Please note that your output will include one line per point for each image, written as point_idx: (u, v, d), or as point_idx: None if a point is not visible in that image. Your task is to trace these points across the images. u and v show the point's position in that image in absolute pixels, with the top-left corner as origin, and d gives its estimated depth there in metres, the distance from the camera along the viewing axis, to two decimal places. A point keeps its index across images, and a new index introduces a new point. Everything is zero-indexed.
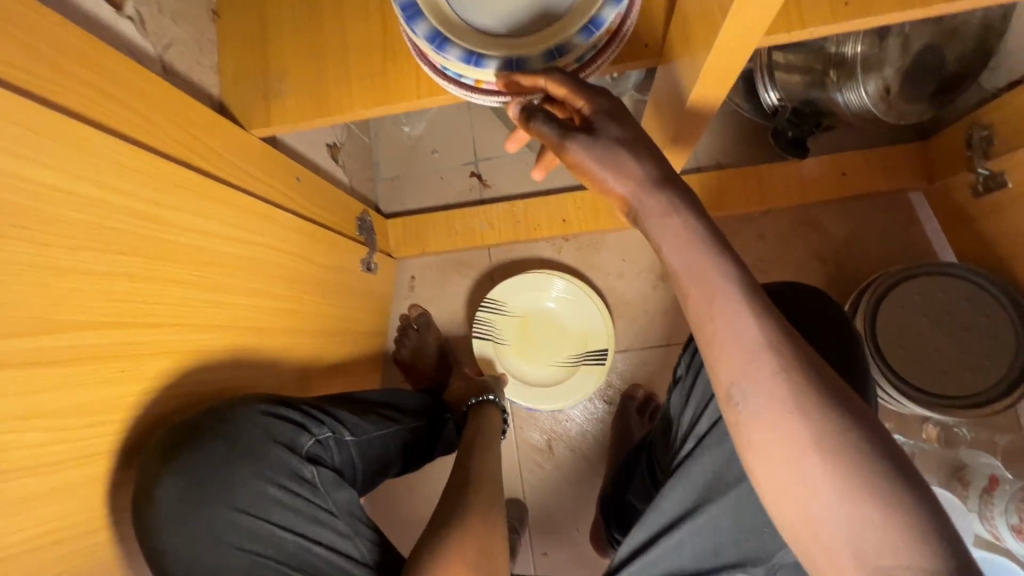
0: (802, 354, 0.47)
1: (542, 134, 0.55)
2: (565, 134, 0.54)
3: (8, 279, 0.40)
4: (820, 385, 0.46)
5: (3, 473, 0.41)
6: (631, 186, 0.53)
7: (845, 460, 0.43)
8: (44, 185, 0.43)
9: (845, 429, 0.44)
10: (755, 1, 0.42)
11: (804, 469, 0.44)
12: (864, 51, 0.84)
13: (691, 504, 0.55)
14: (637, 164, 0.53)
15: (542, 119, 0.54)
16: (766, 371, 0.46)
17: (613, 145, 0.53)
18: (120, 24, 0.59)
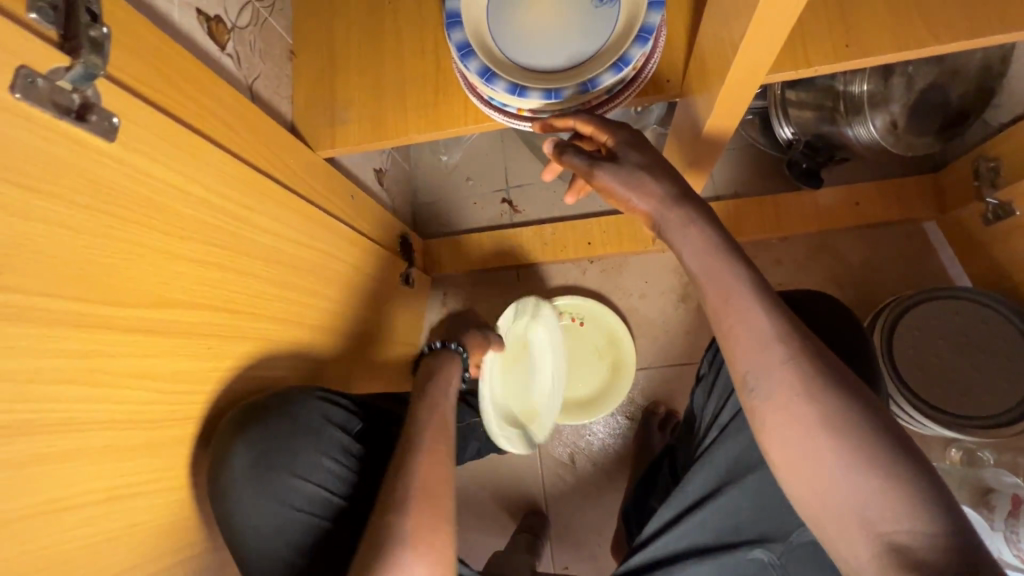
0: (808, 343, 0.54)
1: (572, 164, 0.63)
2: (593, 165, 0.62)
3: (139, 258, 0.49)
4: (824, 371, 0.52)
5: (118, 423, 0.48)
6: (654, 204, 0.60)
7: (848, 436, 0.49)
8: (169, 183, 0.52)
9: (847, 410, 0.50)
10: (762, 40, 0.49)
11: (811, 445, 0.50)
12: (869, 90, 0.92)
13: (712, 487, 0.60)
14: (659, 184, 0.60)
15: (572, 154, 0.63)
16: (776, 361, 0.53)
17: (636, 169, 0.60)
18: (223, 59, 0.70)
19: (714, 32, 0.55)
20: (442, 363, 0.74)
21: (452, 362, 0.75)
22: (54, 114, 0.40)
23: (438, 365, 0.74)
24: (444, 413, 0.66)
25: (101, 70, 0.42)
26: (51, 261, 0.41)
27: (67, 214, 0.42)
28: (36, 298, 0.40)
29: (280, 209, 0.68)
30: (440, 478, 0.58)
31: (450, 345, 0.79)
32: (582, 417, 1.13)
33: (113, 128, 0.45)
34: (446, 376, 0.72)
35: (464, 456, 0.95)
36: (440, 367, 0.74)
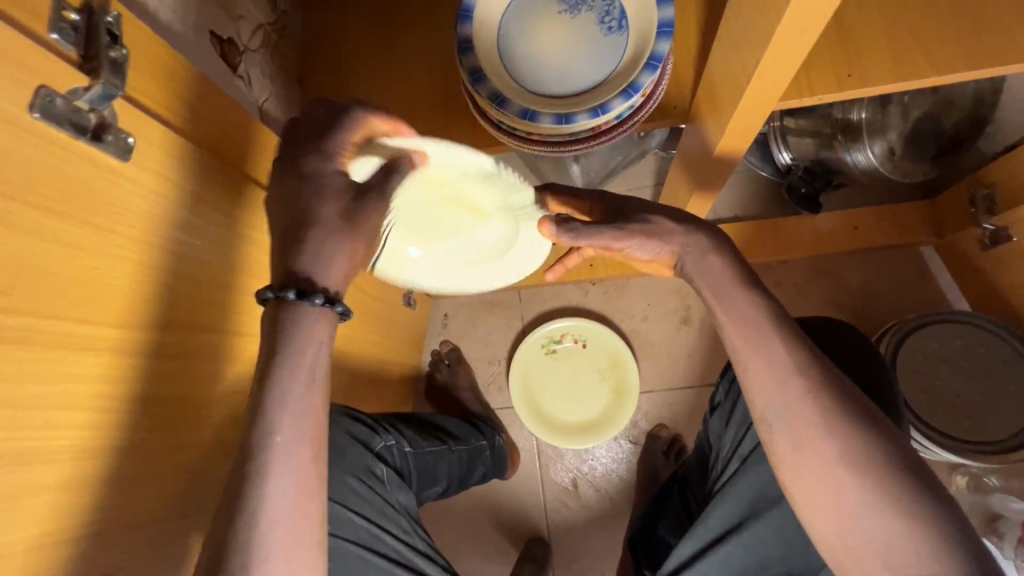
0: (830, 377, 0.53)
1: (591, 234, 0.59)
2: (611, 228, 0.59)
3: (144, 278, 0.48)
4: (847, 408, 0.51)
5: (117, 449, 0.47)
6: (674, 249, 0.61)
7: (870, 476, 0.48)
8: (176, 203, 0.51)
9: (869, 448, 0.49)
10: (773, 70, 0.50)
11: (832, 484, 0.50)
12: (866, 117, 0.95)
13: (737, 521, 0.59)
14: (668, 232, 0.61)
15: (583, 225, 0.59)
16: (795, 398, 0.52)
17: (640, 223, 0.60)
18: (235, 81, 0.70)
19: (722, 61, 0.57)
20: (292, 324, 0.51)
21: (312, 320, 0.52)
22: (71, 134, 0.40)
23: (285, 324, 0.51)
24: (302, 417, 0.51)
25: (118, 92, 0.42)
26: (60, 282, 0.40)
27: (78, 235, 0.41)
28: (41, 319, 0.39)
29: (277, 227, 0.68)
30: (294, 488, 0.50)
31: (293, 297, 0.51)
32: (588, 439, 1.12)
33: (128, 148, 0.45)
34: (302, 352, 0.51)
35: (472, 480, 0.93)
36: (291, 332, 0.51)
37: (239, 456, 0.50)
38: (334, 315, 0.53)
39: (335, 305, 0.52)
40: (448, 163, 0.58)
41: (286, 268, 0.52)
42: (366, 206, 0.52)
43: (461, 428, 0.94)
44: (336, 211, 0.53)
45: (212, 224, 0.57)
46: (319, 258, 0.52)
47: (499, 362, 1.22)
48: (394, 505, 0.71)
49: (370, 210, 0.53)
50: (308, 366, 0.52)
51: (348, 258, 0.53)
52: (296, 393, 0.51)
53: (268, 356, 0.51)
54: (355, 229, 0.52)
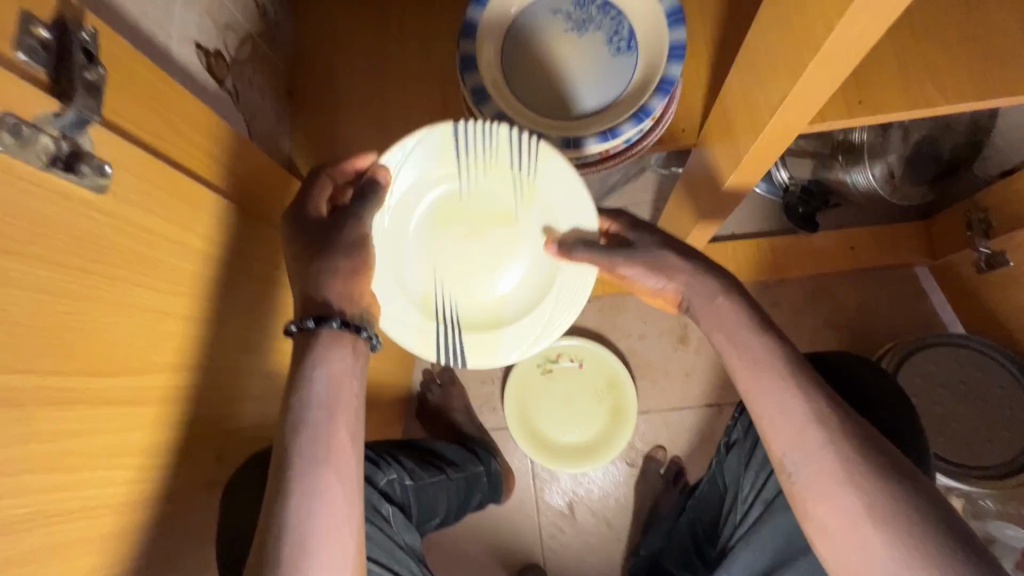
0: (850, 423, 0.51)
1: (583, 259, 0.62)
2: (609, 255, 0.60)
3: (123, 319, 0.44)
4: (870, 457, 0.49)
5: (90, 509, 0.42)
6: (678, 288, 0.59)
7: (896, 529, 0.46)
8: (158, 235, 0.47)
9: (896, 499, 0.47)
10: (799, 104, 0.48)
11: (861, 538, 0.47)
12: (867, 138, 0.94)
13: (766, 567, 0.61)
14: (676, 270, 0.59)
15: (581, 249, 0.62)
16: (814, 446, 0.51)
17: (650, 254, 0.60)
18: (221, 95, 0.65)
19: (740, 91, 0.55)
20: (312, 351, 0.54)
21: (330, 345, 0.54)
22: (39, 164, 0.36)
23: (311, 353, 0.54)
24: (325, 436, 0.52)
25: (94, 116, 0.38)
26: (25, 332, 0.36)
27: (48, 278, 0.37)
28: (3, 375, 0.35)
29: (264, 252, 0.64)
30: (333, 501, 0.50)
31: (310, 325, 0.54)
32: (585, 464, 1.09)
33: (106, 178, 0.40)
34: (317, 376, 0.53)
35: (468, 509, 0.89)
36: (309, 358, 0.54)
37: (271, 482, 0.51)
38: (366, 346, 0.57)
39: (356, 330, 0.55)
40: (425, 165, 0.62)
41: (308, 292, 0.55)
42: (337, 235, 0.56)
43: (458, 454, 0.90)
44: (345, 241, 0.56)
45: (196, 253, 0.52)
46: (324, 284, 0.55)
47: (493, 381, 1.18)
48: (403, 547, 0.66)
49: (342, 238, 0.56)
50: (326, 388, 0.53)
51: (351, 285, 0.55)
52: (317, 415, 0.52)
53: (290, 384, 0.53)
54: (338, 256, 0.55)
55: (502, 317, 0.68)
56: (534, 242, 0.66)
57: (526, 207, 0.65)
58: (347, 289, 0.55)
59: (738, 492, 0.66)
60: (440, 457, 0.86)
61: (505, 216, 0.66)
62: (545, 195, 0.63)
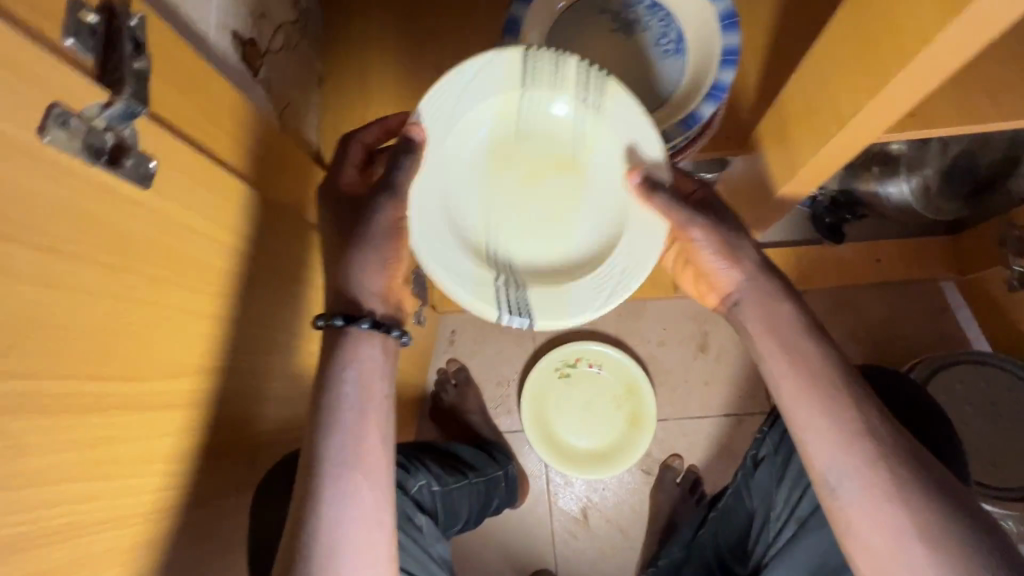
0: (901, 440, 0.50)
1: (662, 210, 0.51)
2: (688, 213, 0.52)
3: (161, 321, 0.42)
4: (919, 478, 0.48)
5: (127, 517, 0.41)
6: (740, 278, 0.56)
7: (946, 552, 0.45)
8: (197, 233, 0.45)
9: (948, 522, 0.46)
10: (870, 120, 0.47)
11: (907, 558, 0.46)
12: (906, 150, 0.91)
13: None
14: (741, 260, 0.56)
15: (665, 198, 0.51)
16: (862, 462, 0.49)
17: (727, 234, 0.55)
18: (256, 84, 0.63)
19: (804, 101, 0.53)
20: (341, 349, 0.52)
21: (359, 342, 0.52)
22: (86, 159, 0.33)
23: (346, 345, 0.52)
24: (354, 440, 0.50)
25: (142, 109, 0.36)
26: (68, 336, 0.34)
27: (92, 279, 0.35)
28: (45, 382, 0.33)
29: (293, 248, 0.62)
30: (365, 494, 0.50)
31: (340, 324, 0.52)
32: (601, 469, 1.08)
33: (149, 173, 0.38)
34: (346, 377, 0.51)
35: (487, 514, 0.88)
36: (338, 357, 0.52)
37: (300, 485, 0.50)
38: (394, 341, 0.54)
39: (387, 329, 0.53)
40: (480, 98, 0.52)
41: (335, 286, 0.54)
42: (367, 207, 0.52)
43: (478, 458, 0.88)
44: (377, 223, 0.52)
45: (231, 250, 0.50)
46: (351, 276, 0.53)
47: (508, 383, 1.17)
48: (436, 557, 0.65)
49: (372, 209, 0.52)
50: (354, 390, 0.51)
51: (383, 273, 0.54)
52: (345, 418, 0.51)
53: (317, 383, 0.52)
54: (366, 233, 0.53)
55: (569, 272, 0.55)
56: (605, 183, 0.54)
57: (596, 140, 0.54)
58: (379, 277, 0.53)
59: (770, 510, 0.65)
60: (460, 461, 0.84)
61: (572, 154, 0.54)
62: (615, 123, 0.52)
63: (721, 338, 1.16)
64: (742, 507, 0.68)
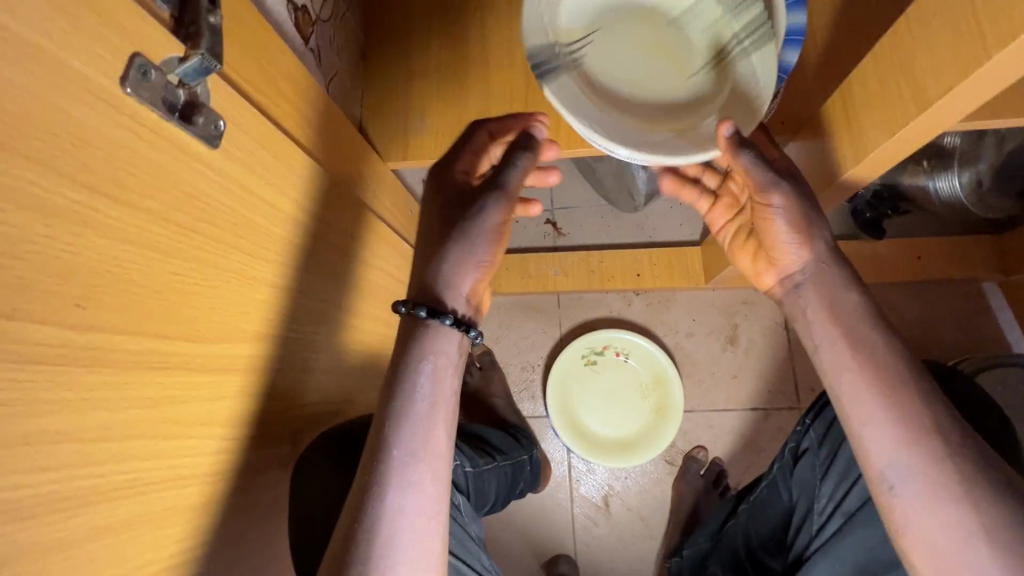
0: (968, 440, 0.48)
1: (746, 167, 0.52)
2: (773, 175, 0.53)
3: (222, 283, 0.42)
4: (987, 479, 0.46)
5: (185, 477, 0.41)
6: (809, 259, 0.56)
7: (1014, 558, 0.43)
8: (255, 197, 0.45)
9: (1017, 527, 0.44)
10: (953, 103, 0.45)
11: (970, 560, 0.45)
12: (960, 143, 0.88)
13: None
14: (815, 239, 0.55)
15: (752, 154, 0.51)
16: (926, 460, 0.47)
17: (807, 208, 0.54)
18: (305, 53, 0.62)
19: (877, 84, 0.51)
20: (418, 339, 0.53)
21: (437, 335, 0.53)
22: (164, 115, 0.33)
23: (421, 336, 0.54)
24: (424, 430, 0.52)
25: (216, 64, 0.35)
26: (140, 292, 0.34)
27: (162, 237, 0.35)
28: (118, 337, 0.33)
29: (334, 218, 0.62)
30: (429, 485, 0.51)
31: (423, 317, 0.53)
32: (629, 458, 1.07)
33: (217, 134, 0.38)
34: (424, 369, 0.53)
35: (513, 496, 0.88)
36: (415, 348, 0.53)
37: (364, 469, 0.51)
38: (465, 338, 0.55)
39: (467, 330, 0.55)
40: None
41: (424, 280, 0.55)
42: (476, 204, 0.55)
43: (504, 441, 0.88)
44: (486, 224, 0.55)
45: (282, 218, 0.50)
46: (445, 273, 0.54)
47: (533, 368, 1.17)
48: (472, 536, 0.63)
49: (480, 207, 0.55)
50: (429, 382, 0.53)
51: (475, 273, 0.55)
52: (418, 408, 0.52)
53: (391, 371, 0.53)
54: (468, 232, 0.55)
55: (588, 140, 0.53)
56: (695, 88, 0.55)
57: (713, 57, 0.56)
58: (470, 278, 0.55)
59: (812, 503, 0.63)
60: (487, 442, 0.85)
61: (694, 53, 0.56)
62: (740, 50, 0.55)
63: (750, 331, 1.15)
64: (777, 500, 0.68)
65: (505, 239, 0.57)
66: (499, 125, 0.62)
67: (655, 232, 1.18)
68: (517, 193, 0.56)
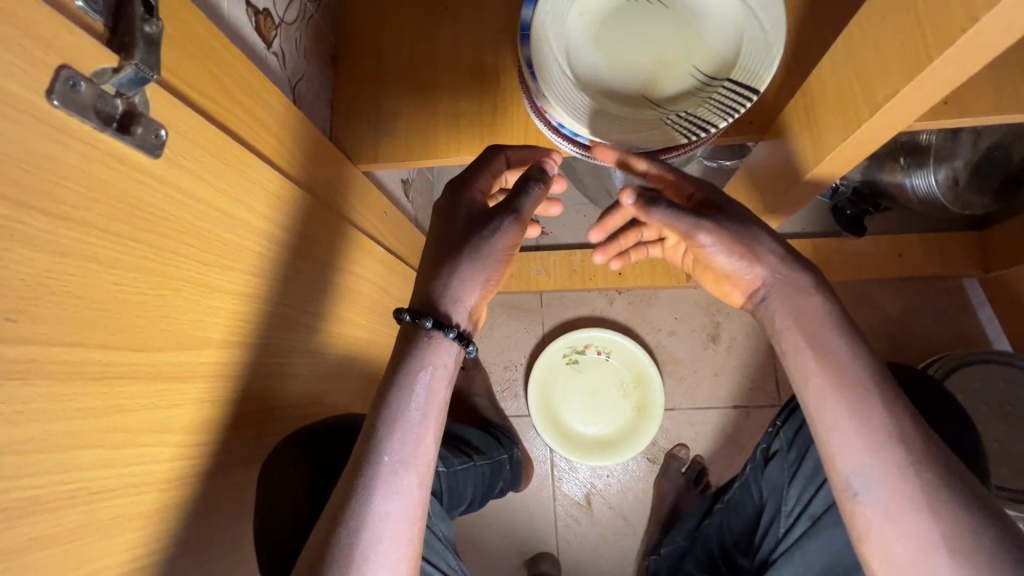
0: (931, 447, 0.48)
1: (663, 219, 0.55)
2: (689, 218, 0.54)
3: (171, 292, 0.42)
4: (950, 486, 0.46)
5: (142, 485, 0.41)
6: (765, 274, 0.56)
7: (974, 564, 0.43)
8: (208, 204, 0.45)
9: (980, 532, 0.44)
10: (904, 104, 0.45)
11: (935, 567, 0.44)
12: (935, 140, 0.89)
13: None
14: (761, 254, 0.56)
15: (660, 206, 0.54)
16: (890, 467, 0.47)
17: (738, 231, 0.55)
18: (268, 57, 0.62)
19: (834, 83, 0.51)
20: (417, 350, 0.55)
21: (438, 346, 0.55)
22: (97, 126, 0.34)
23: (416, 348, 0.55)
24: (414, 438, 0.53)
25: (152, 74, 0.35)
26: (75, 303, 0.34)
27: (98, 247, 0.35)
28: (55, 349, 0.33)
29: (300, 222, 0.61)
30: (412, 494, 0.52)
31: (430, 327, 0.55)
32: (609, 457, 1.08)
33: (159, 142, 0.38)
34: (420, 379, 0.55)
35: (491, 496, 0.88)
36: (412, 358, 0.55)
37: (347, 476, 0.51)
38: (462, 352, 0.58)
39: (466, 343, 0.57)
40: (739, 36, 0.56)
41: (429, 292, 0.57)
42: (489, 227, 0.57)
43: (482, 440, 0.88)
44: (498, 248, 0.57)
45: (240, 222, 0.50)
46: (452, 287, 0.56)
47: (516, 368, 1.17)
48: (440, 537, 0.63)
49: (492, 231, 0.57)
50: (423, 393, 0.54)
51: (481, 288, 0.57)
52: (409, 416, 0.53)
53: (387, 379, 0.55)
54: (480, 252, 0.57)
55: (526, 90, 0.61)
56: (672, 83, 0.59)
57: (707, 71, 0.58)
58: (475, 293, 0.57)
59: (780, 505, 0.62)
60: (464, 442, 0.85)
61: (662, 86, 0.59)
62: (726, 82, 0.57)
63: (732, 329, 1.15)
64: (749, 500, 0.67)
65: (511, 260, 0.59)
66: (513, 149, 0.64)
67: None
68: (528, 219, 0.59)
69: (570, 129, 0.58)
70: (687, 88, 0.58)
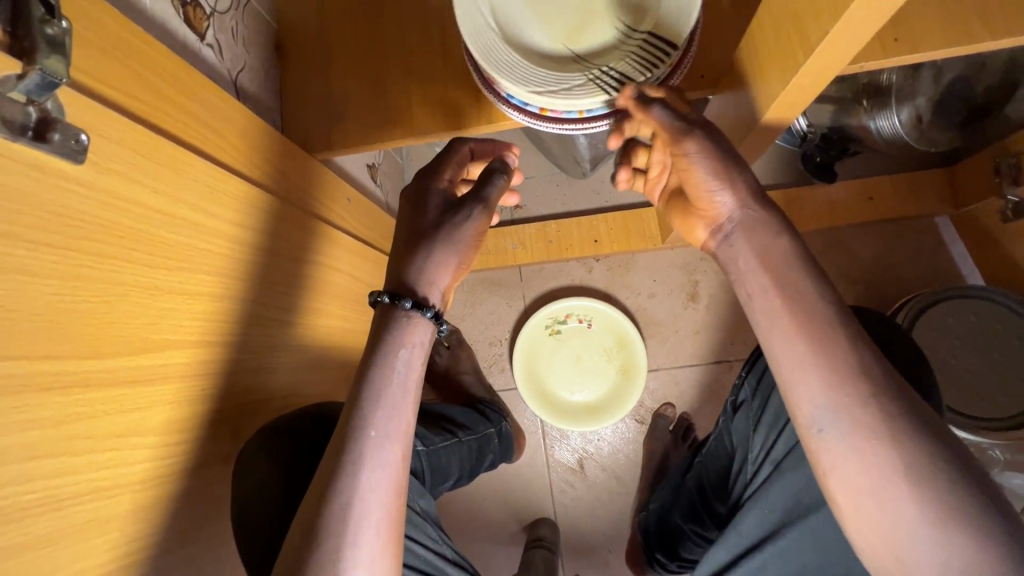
0: (891, 381, 0.49)
1: (658, 121, 0.54)
2: (683, 124, 0.54)
3: (118, 298, 0.42)
4: (910, 418, 0.47)
5: (114, 486, 0.42)
6: (732, 205, 0.57)
7: (931, 487, 0.45)
8: (148, 207, 0.45)
9: (939, 458, 0.45)
10: (836, 46, 0.45)
11: (896, 495, 0.46)
12: (897, 79, 0.87)
13: (770, 527, 0.59)
14: (736, 182, 0.56)
15: (659, 107, 0.53)
16: (853, 402, 0.48)
17: (723, 154, 0.55)
18: (203, 50, 0.60)
19: (773, 32, 0.50)
20: (393, 330, 0.56)
21: (412, 326, 0.56)
22: (5, 135, 0.33)
23: (388, 329, 0.56)
24: (394, 416, 0.54)
25: (62, 78, 0.34)
26: (9, 316, 0.34)
27: (25, 257, 0.35)
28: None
29: (259, 216, 0.61)
30: (394, 470, 0.53)
31: (408, 307, 0.55)
32: (596, 423, 1.10)
33: (81, 147, 0.38)
34: (398, 358, 0.55)
35: (481, 469, 0.90)
36: (388, 337, 0.56)
37: (329, 456, 0.52)
38: (436, 331, 0.58)
39: (440, 322, 0.57)
40: None
41: (402, 274, 0.57)
42: (455, 216, 0.57)
43: (468, 417, 0.90)
44: (468, 240, 0.58)
45: (187, 221, 0.50)
46: (424, 268, 0.56)
47: (501, 343, 1.18)
48: (420, 512, 0.64)
49: (460, 219, 0.57)
50: (401, 372, 0.55)
51: (451, 272, 0.58)
52: (389, 394, 0.54)
53: (365, 360, 0.55)
54: (445, 236, 0.57)
55: (472, 64, 0.60)
56: (596, 40, 0.58)
57: (630, 28, 0.57)
58: (447, 273, 0.57)
59: (747, 452, 0.64)
60: (446, 419, 0.86)
61: (585, 44, 0.58)
62: (648, 36, 0.56)
63: (711, 286, 1.16)
64: (722, 451, 0.69)
65: (480, 247, 0.60)
66: (473, 140, 0.64)
67: (610, 197, 1.18)
68: (494, 207, 0.59)
69: (519, 99, 0.57)
70: (611, 44, 0.58)
